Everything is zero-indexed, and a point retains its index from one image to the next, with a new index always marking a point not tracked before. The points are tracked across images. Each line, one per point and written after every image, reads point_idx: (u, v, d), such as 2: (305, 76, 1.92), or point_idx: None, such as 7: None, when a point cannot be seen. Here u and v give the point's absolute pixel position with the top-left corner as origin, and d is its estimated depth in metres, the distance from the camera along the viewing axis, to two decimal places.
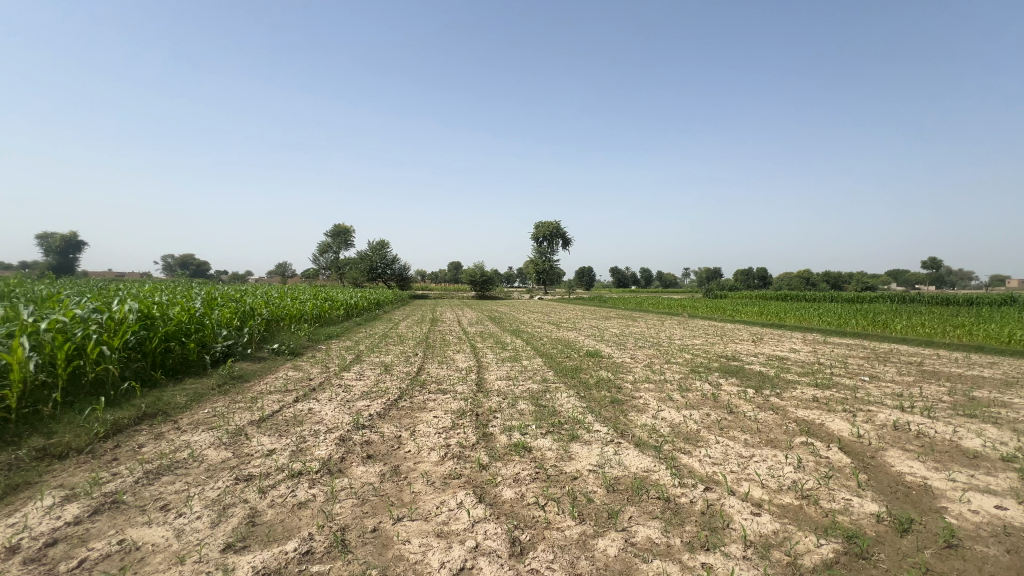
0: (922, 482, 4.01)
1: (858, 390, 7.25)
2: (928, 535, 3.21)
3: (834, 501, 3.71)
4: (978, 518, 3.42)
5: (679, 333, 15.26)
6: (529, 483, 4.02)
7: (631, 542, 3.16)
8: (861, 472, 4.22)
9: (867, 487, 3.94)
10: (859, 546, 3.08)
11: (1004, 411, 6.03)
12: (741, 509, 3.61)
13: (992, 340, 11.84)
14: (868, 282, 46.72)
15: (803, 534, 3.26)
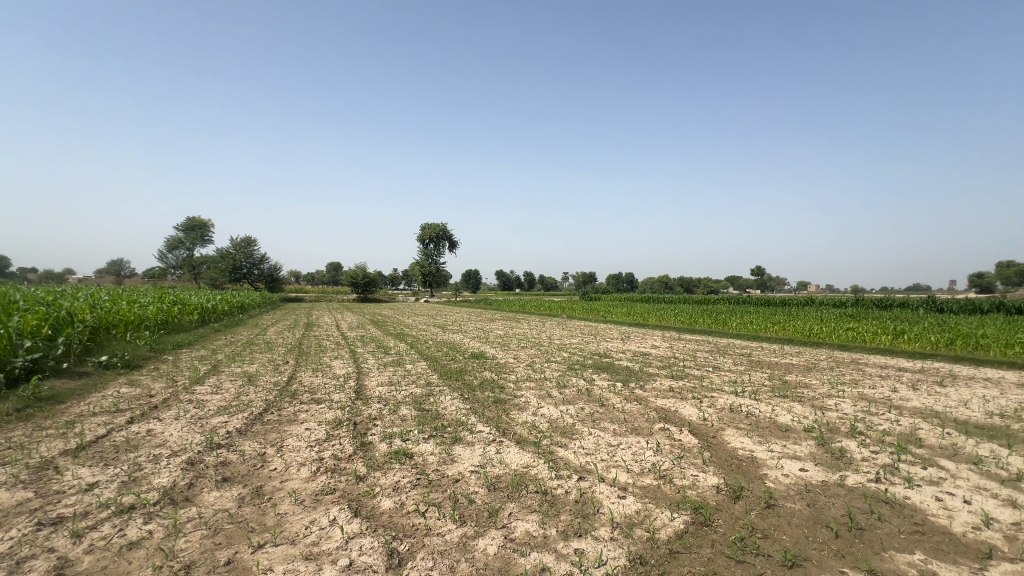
0: (750, 454, 4.68)
1: (703, 379, 8.33)
2: (753, 499, 3.73)
3: (685, 478, 4.15)
4: (789, 479, 4.08)
5: (558, 333, 16.12)
6: (409, 490, 3.83)
7: (511, 538, 3.16)
8: (705, 450, 4.79)
9: (710, 462, 4.48)
10: (704, 515, 3.47)
11: (806, 391, 7.39)
12: (610, 494, 3.83)
13: (799, 332, 14.58)
14: (712, 285, 54.45)
15: (662, 511, 3.56)
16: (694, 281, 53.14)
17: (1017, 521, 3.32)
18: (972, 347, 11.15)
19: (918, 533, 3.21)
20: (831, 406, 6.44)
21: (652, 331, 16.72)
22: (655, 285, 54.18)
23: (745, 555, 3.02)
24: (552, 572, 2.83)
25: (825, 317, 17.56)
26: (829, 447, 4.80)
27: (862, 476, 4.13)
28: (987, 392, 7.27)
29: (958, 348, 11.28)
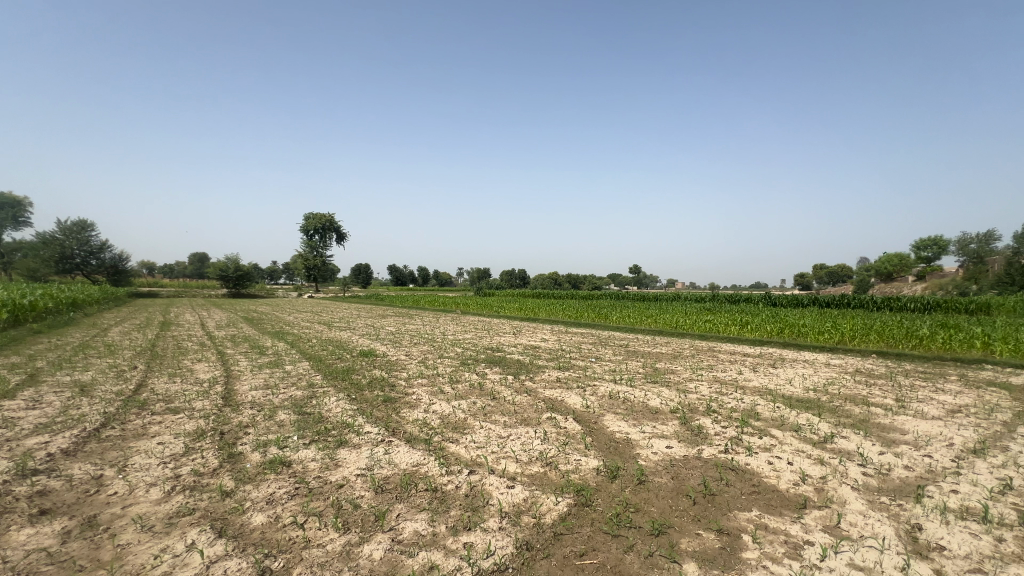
0: (626, 436, 5.04)
1: (587, 369, 8.86)
2: (628, 477, 4.02)
3: (568, 463, 4.33)
4: (658, 456, 4.48)
5: (452, 328, 16.00)
6: (285, 501, 3.45)
7: (398, 540, 3.01)
8: (587, 436, 5.05)
9: (591, 447, 4.73)
10: (585, 497, 3.64)
11: (672, 376, 8.25)
12: (500, 485, 3.84)
13: (668, 324, 16.28)
14: (596, 282, 58.28)
15: (548, 496, 3.66)
16: (581, 278, 56.55)
17: (823, 475, 4.02)
18: (796, 334, 13.43)
19: (757, 493, 3.72)
20: (693, 389, 7.25)
21: (542, 325, 17.42)
22: (546, 281, 56.40)
23: (621, 529, 3.23)
24: (440, 569, 2.74)
25: (689, 311, 19.85)
26: (690, 425, 5.37)
27: (715, 448, 4.68)
28: (805, 371, 8.78)
29: (787, 335, 13.51)
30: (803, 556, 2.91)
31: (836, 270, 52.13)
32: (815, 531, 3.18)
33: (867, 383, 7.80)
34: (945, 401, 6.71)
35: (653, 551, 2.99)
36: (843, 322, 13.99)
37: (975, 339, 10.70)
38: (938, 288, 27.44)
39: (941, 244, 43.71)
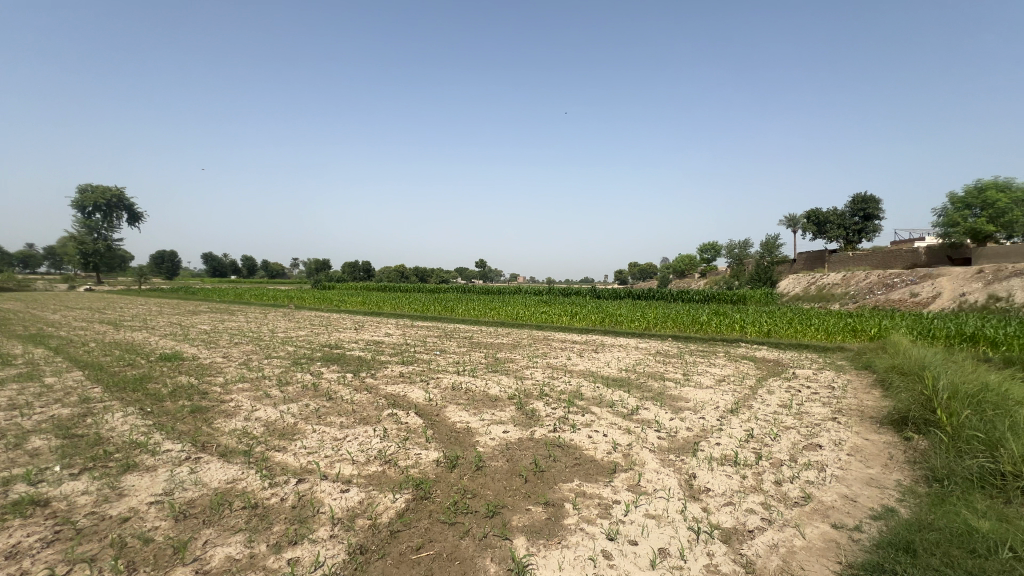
0: (466, 426, 5.12)
1: (431, 362, 8.80)
2: (467, 465, 4.08)
3: (408, 458, 4.20)
4: (496, 442, 4.64)
5: (282, 325, 14.31)
6: (36, 552, 2.66)
7: (203, 571, 2.57)
8: (428, 429, 4.97)
9: (431, 439, 4.68)
10: (424, 490, 3.59)
11: (512, 365, 8.70)
12: (332, 490, 3.55)
13: (509, 316, 17.13)
14: (443, 276, 58.30)
15: (385, 495, 3.51)
16: (428, 271, 56.07)
17: (630, 442, 4.67)
18: (614, 323, 15.39)
19: (579, 465, 4.13)
20: (529, 376, 7.73)
21: (386, 320, 16.73)
22: (391, 273, 54.19)
23: (458, 516, 3.27)
24: None
25: (528, 303, 21.24)
26: (525, 410, 5.71)
27: (545, 428, 5.06)
28: (620, 355, 10.11)
29: (606, 324, 15.42)
30: (611, 514, 3.33)
31: (645, 268, 61.37)
32: (622, 491, 3.67)
33: (665, 362, 9.35)
34: (715, 373, 8.42)
35: (487, 532, 3.09)
36: (649, 312, 16.52)
37: (735, 323, 13.68)
38: (714, 284, 34.28)
39: (716, 250, 54.69)
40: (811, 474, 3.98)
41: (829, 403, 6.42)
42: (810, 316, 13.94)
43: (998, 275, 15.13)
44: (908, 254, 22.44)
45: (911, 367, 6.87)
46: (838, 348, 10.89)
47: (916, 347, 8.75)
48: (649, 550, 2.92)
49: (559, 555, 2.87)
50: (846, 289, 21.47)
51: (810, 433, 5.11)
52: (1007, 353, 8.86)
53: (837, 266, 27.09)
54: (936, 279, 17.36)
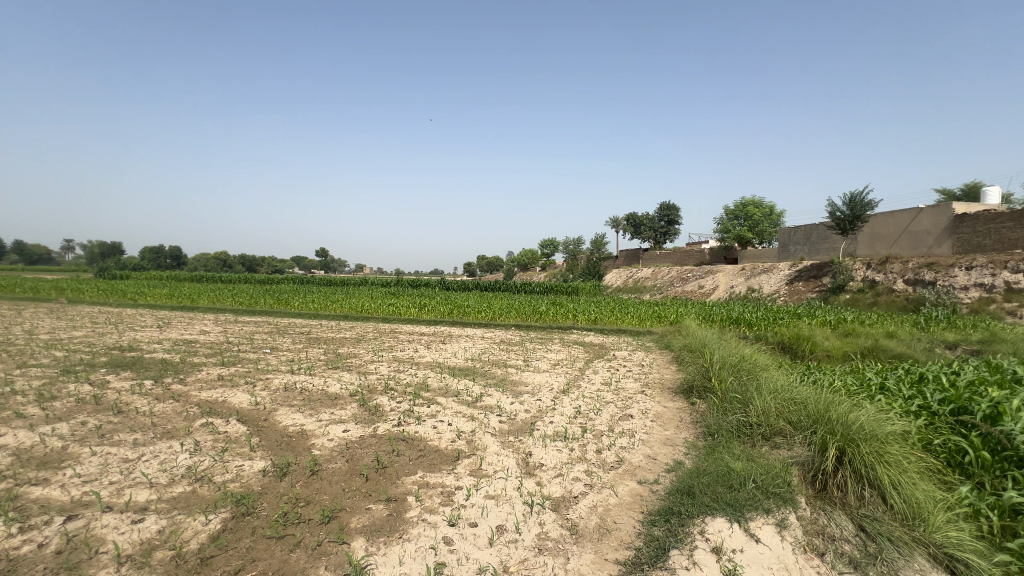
0: (300, 428, 4.62)
1: (259, 361, 7.76)
2: (300, 470, 3.69)
3: (226, 472, 3.62)
4: (334, 442, 4.29)
5: (45, 324, 11.10)
6: None
7: None
8: (253, 436, 4.36)
9: (255, 446, 4.11)
10: (246, 505, 3.14)
11: (355, 360, 8.19)
12: (116, 523, 2.87)
13: (353, 309, 16.15)
14: (276, 265, 52.14)
15: (192, 517, 2.98)
16: (257, 260, 49.56)
17: (473, 429, 4.77)
18: (462, 314, 15.66)
19: (422, 457, 4.07)
20: (374, 370, 7.38)
21: (201, 315, 14.27)
22: (209, 260, 46.42)
23: (287, 527, 2.94)
24: None
25: (374, 295, 20.28)
26: (368, 406, 5.41)
27: (389, 423, 4.85)
28: (467, 344, 10.32)
29: (454, 315, 15.61)
30: (453, 500, 3.36)
31: (492, 260, 63.86)
32: (464, 476, 3.73)
33: (508, 350, 9.83)
34: (551, 358, 9.16)
35: (319, 540, 2.84)
36: (495, 303, 17.20)
37: (569, 313, 15.08)
38: (553, 277, 37.29)
39: (555, 246, 59.62)
40: (624, 441, 4.59)
41: (639, 379, 7.50)
42: (628, 305, 16.11)
43: (753, 270, 19.53)
44: (697, 253, 27.49)
45: (697, 346, 8.44)
46: (647, 332, 12.82)
47: (700, 329, 10.77)
48: (488, 529, 3.03)
49: (400, 549, 2.80)
50: (655, 282, 25.37)
51: (624, 406, 5.90)
52: (756, 331, 11.53)
53: (648, 262, 31.91)
54: (714, 274, 21.65)
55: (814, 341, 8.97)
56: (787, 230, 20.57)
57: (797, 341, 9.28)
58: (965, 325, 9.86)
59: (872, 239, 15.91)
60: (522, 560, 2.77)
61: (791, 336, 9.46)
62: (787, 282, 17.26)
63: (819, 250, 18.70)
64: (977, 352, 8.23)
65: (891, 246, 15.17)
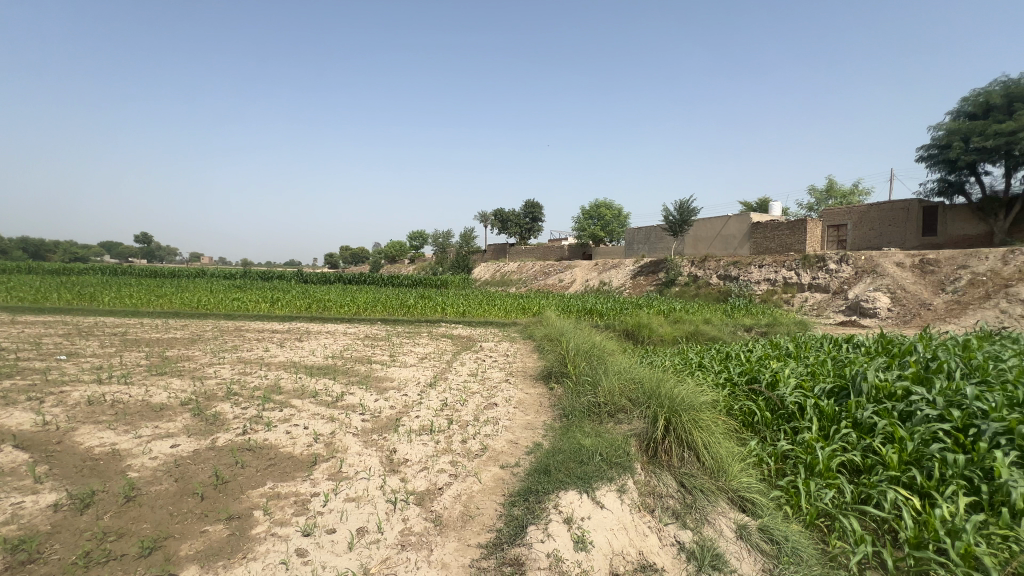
0: (109, 448, 3.84)
1: (49, 371, 6.22)
2: (109, 499, 3.08)
3: None
4: (157, 461, 3.66)
5: None
6: None
7: None
8: (39, 465, 3.50)
9: (43, 477, 3.31)
10: (28, 552, 2.53)
11: (188, 363, 7.07)
12: None
13: (185, 305, 13.86)
14: (76, 252, 42.22)
15: None
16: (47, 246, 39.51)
17: (333, 430, 4.49)
18: (321, 308, 14.53)
19: (272, 466, 3.69)
20: (212, 374, 6.46)
21: None
22: None
23: (91, 570, 2.45)
24: None
25: (214, 289, 17.69)
26: (204, 415, 4.72)
27: (232, 433, 4.30)
28: (327, 341, 9.61)
29: (313, 310, 14.41)
30: (308, 508, 3.13)
31: (356, 251, 60.36)
32: (321, 481, 3.50)
33: (372, 345, 9.42)
34: (418, 352, 9.04)
35: None
36: (359, 296, 16.32)
37: (437, 306, 15.01)
38: (421, 269, 36.71)
39: (424, 238, 58.68)
40: (488, 429, 4.75)
41: (504, 369, 7.81)
42: (494, 298, 16.63)
43: (604, 266, 21.67)
44: (557, 249, 29.51)
45: (556, 335, 9.12)
46: (512, 323, 13.40)
47: (559, 320, 11.61)
48: (346, 534, 2.89)
49: (243, 572, 2.53)
50: (520, 276, 26.58)
51: (489, 395, 6.10)
52: (607, 320, 12.83)
53: (514, 256, 33.30)
54: (572, 268, 23.49)
55: (651, 329, 10.32)
56: (631, 231, 23.24)
57: (639, 329, 10.56)
58: (757, 312, 12.27)
59: (695, 241, 18.82)
60: (383, 559, 2.71)
61: (633, 324, 10.76)
62: (631, 276, 19.53)
63: (656, 249, 21.51)
64: (764, 333, 10.32)
65: (708, 247, 18.13)
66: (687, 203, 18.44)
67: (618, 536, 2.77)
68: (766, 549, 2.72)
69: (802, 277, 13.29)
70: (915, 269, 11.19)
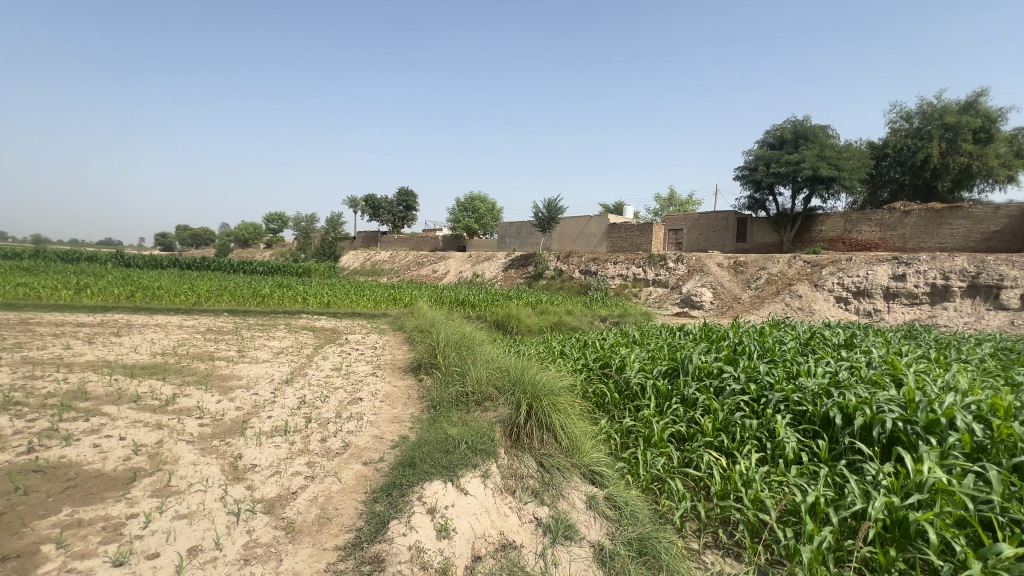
0: None
1: None
2: None
3: None
4: None
5: None
6: None
7: None
8: None
9: None
10: None
11: None
12: None
13: None
14: None
15: None
16: None
17: (159, 439, 3.82)
18: (148, 297, 12.26)
19: (71, 488, 3.02)
20: None
21: None
22: None
23: None
24: None
25: None
26: None
27: (10, 453, 3.41)
28: (155, 336, 8.14)
29: (136, 299, 12.08)
30: (122, 534, 2.63)
31: (196, 232, 52.09)
32: (142, 500, 2.97)
33: (216, 340, 8.24)
34: (273, 346, 8.16)
35: None
36: (200, 284, 14.12)
37: (297, 296, 13.71)
38: (279, 255, 33.22)
39: (284, 220, 53.18)
40: (351, 425, 4.49)
41: (370, 362, 7.45)
42: (363, 288, 15.77)
43: (478, 258, 21.97)
44: (432, 240, 29.10)
45: (427, 327, 8.99)
46: (382, 314, 12.85)
47: (431, 311, 11.45)
48: (173, 557, 2.51)
49: None
50: (392, 266, 25.63)
51: (353, 390, 5.77)
52: (478, 311, 13.05)
53: (386, 244, 31.97)
54: (446, 259, 23.37)
55: (520, 320, 10.74)
56: (504, 226, 23.91)
57: (508, 320, 10.95)
58: (611, 304, 13.59)
59: (561, 237, 20.11)
60: None
61: (503, 316, 11.11)
62: (503, 269, 20.14)
63: (526, 243, 22.48)
64: (617, 323, 11.49)
65: (573, 243, 19.51)
66: (555, 202, 19.58)
67: (481, 520, 2.82)
68: (610, 515, 3.00)
69: (648, 273, 15.05)
70: (731, 269, 13.44)
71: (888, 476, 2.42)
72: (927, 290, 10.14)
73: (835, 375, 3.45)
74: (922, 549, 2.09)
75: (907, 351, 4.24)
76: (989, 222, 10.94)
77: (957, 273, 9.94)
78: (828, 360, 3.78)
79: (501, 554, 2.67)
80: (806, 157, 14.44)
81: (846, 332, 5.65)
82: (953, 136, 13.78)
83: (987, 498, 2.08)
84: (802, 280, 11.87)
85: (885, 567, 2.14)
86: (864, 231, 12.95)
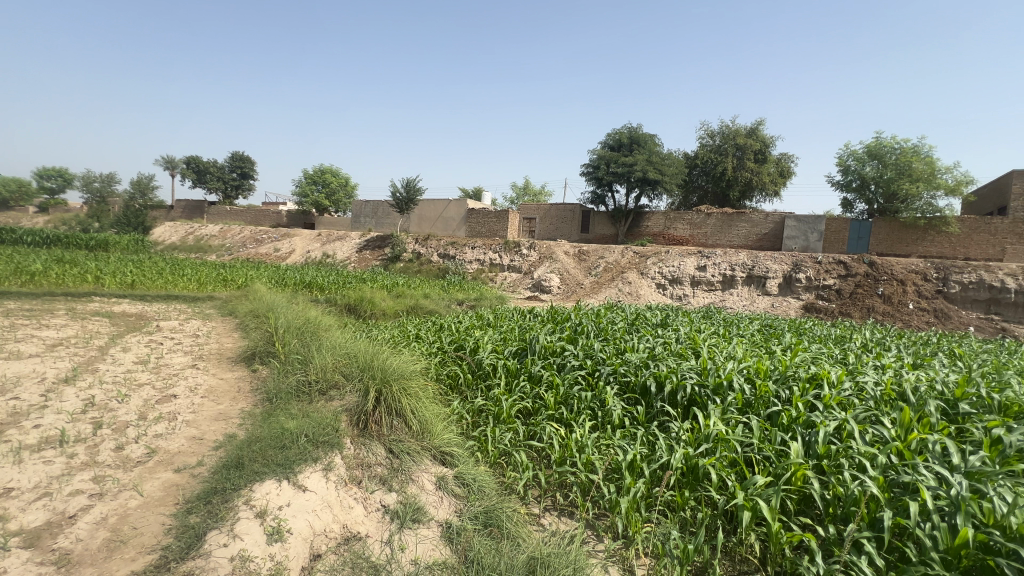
0: None
1: None
2: None
3: None
4: None
5: None
6: None
7: None
8: None
9: None
10: None
11: None
12: None
13: None
14: None
15: None
16: None
17: None
18: None
19: None
20: None
21: None
22: None
23: None
24: None
25: None
26: None
27: None
28: None
29: None
30: None
31: None
32: None
33: None
34: (46, 336, 6.36)
35: None
36: None
37: (86, 274, 10.95)
38: (58, 222, 26.13)
39: (64, 177, 41.92)
40: (160, 428, 3.71)
41: (190, 352, 6.29)
42: (182, 266, 13.31)
43: (327, 237, 20.24)
44: (272, 215, 25.88)
45: (263, 312, 7.93)
46: (207, 297, 10.99)
47: (270, 294, 10.16)
48: None
49: None
50: (221, 242, 22.17)
51: (163, 386, 4.79)
52: (328, 295, 12.00)
53: (214, 217, 27.49)
54: (290, 237, 21.03)
55: (374, 305, 10.18)
56: (358, 204, 22.40)
57: (361, 304, 10.30)
58: (469, 288, 13.73)
59: (420, 220, 19.61)
60: None
61: (356, 300, 10.39)
62: (357, 250, 18.87)
63: (383, 224, 21.40)
64: (474, 307, 11.65)
65: (431, 227, 19.17)
66: (415, 182, 18.94)
67: (322, 515, 2.55)
68: (457, 492, 3.00)
69: (503, 259, 15.56)
70: (576, 257, 14.63)
71: (686, 432, 2.85)
72: (720, 279, 12.39)
73: (653, 349, 3.97)
74: (707, 487, 2.52)
75: (704, 328, 5.10)
76: (762, 227, 13.77)
77: (740, 266, 12.32)
78: (649, 337, 4.34)
79: (344, 548, 2.46)
80: (637, 161, 16.40)
81: (662, 313, 6.60)
82: (741, 155, 17.02)
83: (750, 442, 2.58)
84: (632, 269, 13.47)
85: (681, 506, 2.54)
86: (680, 228, 15.23)
